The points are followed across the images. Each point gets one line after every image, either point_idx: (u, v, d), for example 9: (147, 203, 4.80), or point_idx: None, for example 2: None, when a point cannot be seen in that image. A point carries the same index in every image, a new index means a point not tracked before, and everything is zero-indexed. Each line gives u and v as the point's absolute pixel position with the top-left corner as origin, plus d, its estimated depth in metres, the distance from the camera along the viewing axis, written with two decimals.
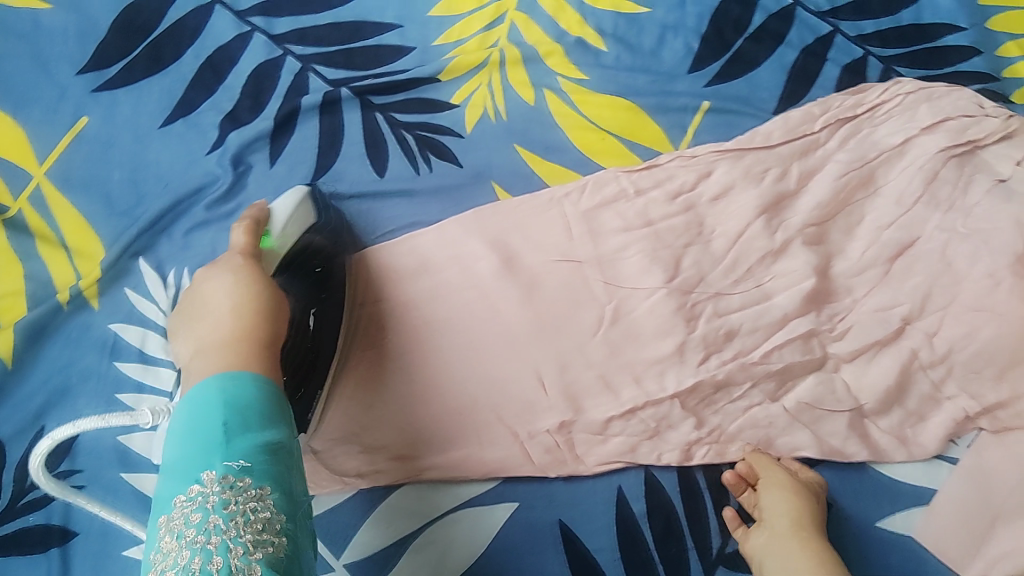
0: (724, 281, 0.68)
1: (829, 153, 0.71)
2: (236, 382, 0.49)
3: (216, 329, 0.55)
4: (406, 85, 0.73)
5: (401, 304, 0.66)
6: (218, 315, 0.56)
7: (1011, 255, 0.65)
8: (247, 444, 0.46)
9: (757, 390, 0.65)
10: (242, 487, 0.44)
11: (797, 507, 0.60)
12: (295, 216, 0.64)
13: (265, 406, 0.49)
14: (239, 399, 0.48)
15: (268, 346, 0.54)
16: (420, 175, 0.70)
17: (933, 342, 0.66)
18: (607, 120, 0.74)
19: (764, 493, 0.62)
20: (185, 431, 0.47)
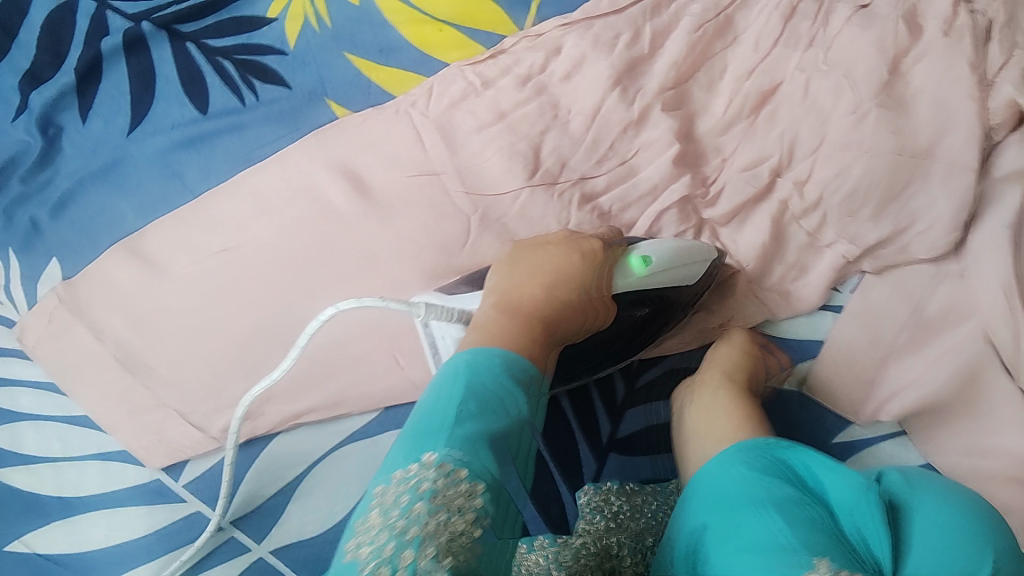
0: (587, 162, 0.64)
1: (682, 6, 0.67)
2: (478, 365, 0.49)
3: (512, 285, 0.57)
4: (214, 5, 0.67)
5: (244, 248, 0.62)
6: (539, 269, 0.58)
7: (876, 83, 0.61)
8: (471, 431, 0.44)
9: None
10: (457, 477, 0.41)
11: (740, 364, 0.61)
12: (680, 254, 0.58)
13: (497, 394, 0.48)
14: (480, 390, 0.48)
15: (546, 329, 0.56)
16: (248, 106, 0.65)
17: (804, 189, 0.63)
18: (443, 8, 0.68)
19: (716, 350, 0.63)
20: (431, 409, 0.47)
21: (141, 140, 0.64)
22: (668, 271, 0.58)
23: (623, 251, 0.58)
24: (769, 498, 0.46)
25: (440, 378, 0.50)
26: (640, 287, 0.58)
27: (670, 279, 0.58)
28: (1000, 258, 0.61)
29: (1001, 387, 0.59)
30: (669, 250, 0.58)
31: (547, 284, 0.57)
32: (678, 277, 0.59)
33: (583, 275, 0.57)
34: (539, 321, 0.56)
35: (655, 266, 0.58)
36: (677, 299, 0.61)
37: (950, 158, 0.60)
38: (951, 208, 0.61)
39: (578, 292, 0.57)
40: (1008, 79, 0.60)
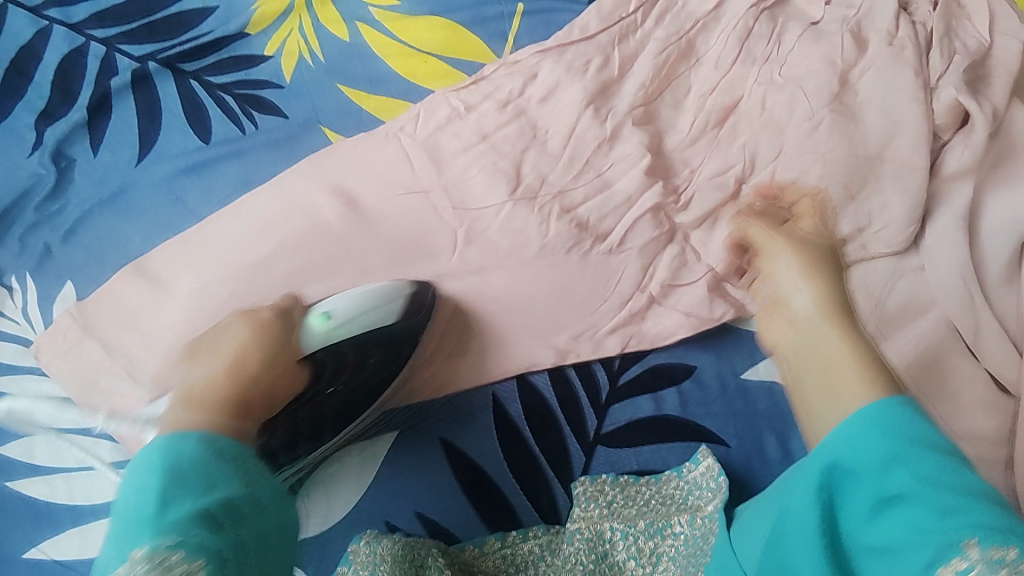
0: (566, 177, 0.68)
1: (648, 32, 0.72)
2: (178, 448, 0.49)
3: (205, 373, 0.59)
4: (216, 44, 0.72)
5: (245, 264, 0.66)
6: (219, 351, 0.61)
7: (828, 94, 0.67)
8: (172, 514, 0.44)
9: (625, 282, 0.67)
10: (167, 560, 0.41)
11: (816, 282, 0.53)
12: (360, 303, 0.64)
13: (204, 463, 0.49)
14: (206, 459, 0.49)
15: (239, 409, 0.57)
16: (247, 134, 0.70)
17: (766, 195, 0.68)
18: (427, 43, 0.74)
19: (778, 276, 0.57)
20: (129, 488, 0.47)
21: (147, 169, 0.69)
22: (351, 320, 0.64)
23: (303, 313, 0.64)
24: (975, 490, 0.37)
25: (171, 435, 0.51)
26: (331, 341, 0.63)
27: (366, 321, 0.64)
28: (954, 251, 0.66)
29: (968, 369, 0.65)
30: (352, 301, 0.64)
31: (226, 366, 0.60)
32: (375, 318, 0.64)
33: (256, 344, 0.61)
34: (232, 400, 0.57)
35: (337, 320, 0.63)
36: (381, 342, 0.64)
37: (900, 160, 0.65)
38: (905, 206, 0.66)
39: (262, 364, 0.61)
40: (949, 83, 0.65)
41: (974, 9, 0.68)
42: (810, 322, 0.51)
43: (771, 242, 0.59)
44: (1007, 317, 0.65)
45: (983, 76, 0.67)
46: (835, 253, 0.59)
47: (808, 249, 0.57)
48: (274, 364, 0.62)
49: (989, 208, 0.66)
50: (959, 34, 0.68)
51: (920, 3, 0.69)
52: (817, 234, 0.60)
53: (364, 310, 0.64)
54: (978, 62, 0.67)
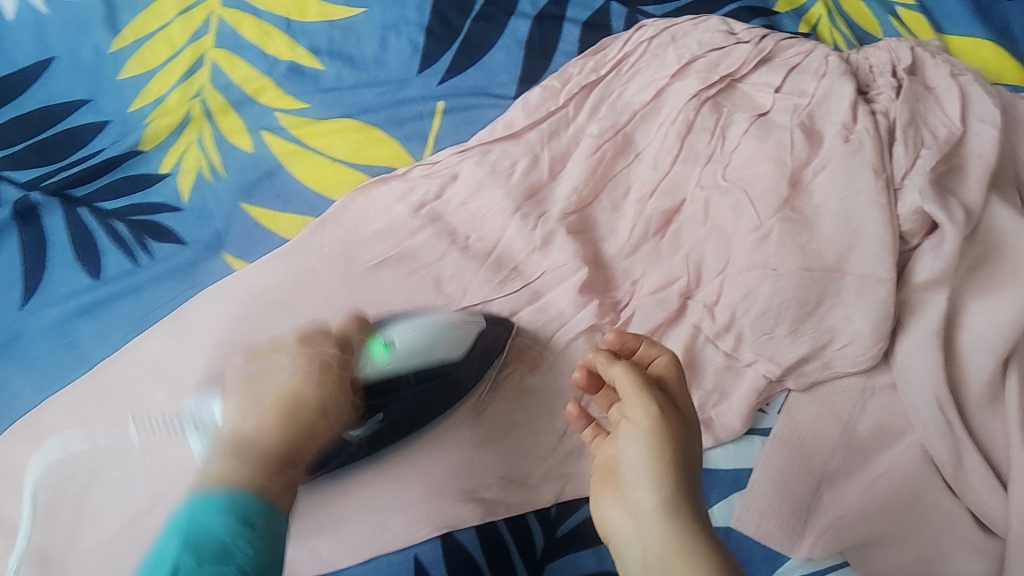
0: (487, 286, 0.63)
1: (581, 127, 0.67)
2: (205, 513, 0.45)
3: (260, 419, 0.52)
4: (109, 166, 0.67)
5: (134, 420, 0.57)
6: (269, 395, 0.54)
7: (776, 199, 0.60)
8: None
9: (560, 418, 0.60)
10: None
11: (664, 471, 0.43)
12: (430, 335, 0.59)
13: (222, 528, 0.44)
14: (226, 541, 0.44)
15: (289, 463, 0.51)
16: (140, 266, 0.64)
17: (714, 311, 0.60)
18: (340, 147, 0.68)
19: (627, 452, 0.46)
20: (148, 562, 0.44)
21: (36, 311, 0.62)
22: (416, 353, 0.58)
23: (368, 336, 0.59)
24: None
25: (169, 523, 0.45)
26: (384, 375, 0.58)
27: (434, 351, 0.59)
28: (927, 370, 0.57)
29: (946, 507, 0.56)
30: (416, 333, 0.59)
31: (282, 412, 0.53)
32: (445, 354, 0.59)
33: (321, 392, 0.54)
34: (281, 456, 0.51)
35: (400, 351, 0.58)
36: (455, 374, 0.59)
37: (862, 271, 0.58)
38: (869, 320, 0.57)
39: (319, 413, 0.54)
40: (914, 185, 0.57)
41: (944, 92, 0.61)
42: (653, 524, 0.42)
43: (628, 397, 0.47)
44: (987, 443, 0.57)
45: (955, 169, 0.59)
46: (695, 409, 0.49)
47: (677, 419, 0.46)
48: (325, 401, 0.54)
49: (968, 316, 0.58)
50: (927, 122, 0.60)
51: (883, 89, 0.62)
52: (680, 383, 0.49)
53: (438, 348, 0.59)
54: (949, 152, 0.59)
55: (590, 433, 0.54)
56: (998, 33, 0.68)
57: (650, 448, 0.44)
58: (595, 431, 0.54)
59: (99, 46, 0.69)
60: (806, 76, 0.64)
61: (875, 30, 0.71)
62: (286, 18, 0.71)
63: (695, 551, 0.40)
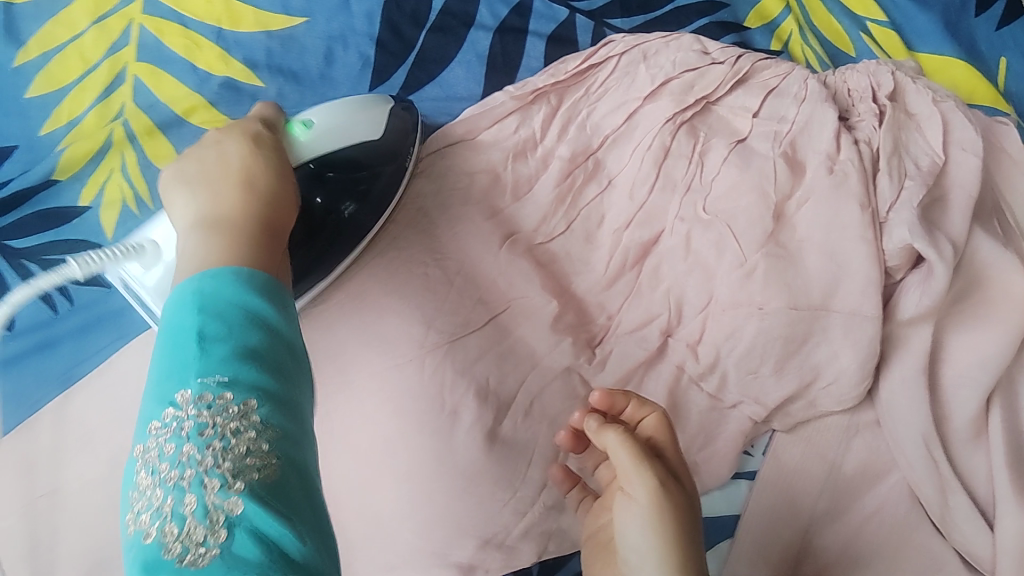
0: (452, 324, 0.57)
1: (549, 149, 0.62)
2: (213, 279, 0.39)
3: (211, 195, 0.45)
4: (17, 200, 0.59)
5: (65, 491, 0.53)
6: (222, 180, 0.46)
7: (761, 233, 0.57)
8: (224, 358, 0.36)
9: (535, 469, 0.55)
10: (224, 405, 0.35)
11: (671, 556, 0.39)
12: (347, 122, 0.56)
13: (253, 305, 0.38)
14: (252, 305, 0.38)
15: (272, 232, 0.45)
16: (60, 315, 0.56)
17: (697, 351, 0.57)
18: None
19: (625, 531, 0.41)
20: (166, 330, 0.38)
21: None
22: (338, 133, 0.55)
23: (280, 121, 0.54)
24: None
25: (196, 276, 0.39)
26: (318, 149, 0.54)
27: (350, 130, 0.56)
28: (915, 409, 0.56)
29: (933, 547, 0.55)
30: (334, 116, 0.56)
31: (249, 147, 0.48)
32: (358, 127, 0.56)
33: (269, 172, 0.47)
34: (261, 225, 0.44)
35: (318, 125, 0.55)
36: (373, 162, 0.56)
37: (848, 308, 0.56)
38: (857, 358, 0.56)
39: (276, 175, 0.47)
40: (900, 219, 0.55)
41: (927, 119, 0.59)
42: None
43: (624, 467, 0.42)
44: (974, 482, 0.56)
45: (938, 201, 0.57)
46: (692, 474, 0.45)
47: (681, 494, 0.41)
48: (277, 178, 0.47)
49: (951, 351, 0.57)
50: (909, 151, 0.58)
51: (864, 116, 0.59)
52: (675, 447, 0.44)
53: (361, 126, 0.56)
54: (933, 183, 0.57)
55: (577, 496, 0.53)
56: (967, 52, 0.67)
57: (657, 534, 0.39)
58: (582, 493, 0.53)
59: None
60: (786, 100, 0.61)
61: (848, 49, 0.68)
62: (216, 27, 0.64)
63: None
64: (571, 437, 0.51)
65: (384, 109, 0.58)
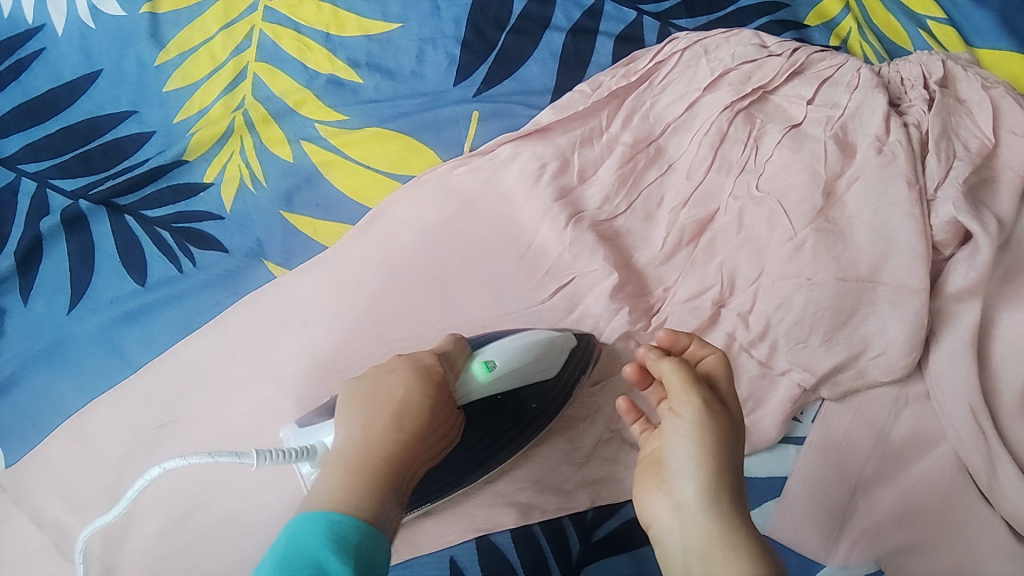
0: (526, 288, 0.64)
1: (614, 136, 0.68)
2: (307, 530, 0.41)
3: (368, 421, 0.49)
4: (154, 175, 0.69)
5: (182, 422, 0.60)
6: (377, 416, 0.50)
7: (810, 210, 0.61)
8: None
9: (593, 424, 0.60)
10: None
11: (706, 462, 0.44)
12: (529, 357, 0.56)
13: (330, 569, 0.39)
14: (329, 567, 0.39)
15: (394, 478, 0.47)
16: (185, 273, 0.66)
17: (748, 320, 0.61)
18: (377, 158, 0.70)
19: (671, 445, 0.46)
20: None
21: (82, 318, 0.64)
22: (516, 375, 0.56)
23: (463, 355, 0.56)
24: None
25: (302, 519, 0.42)
26: (489, 393, 0.55)
27: (529, 374, 0.56)
28: (961, 381, 0.58)
29: (981, 516, 0.56)
30: (515, 352, 0.56)
31: (411, 383, 0.51)
32: (538, 371, 0.57)
33: (414, 417, 0.50)
34: (386, 471, 0.47)
35: (499, 366, 0.55)
36: (533, 395, 0.57)
37: (896, 281, 0.58)
38: (903, 330, 0.58)
39: (425, 420, 0.50)
40: (947, 197, 0.59)
41: (976, 104, 0.62)
42: (697, 517, 0.43)
43: (675, 390, 0.48)
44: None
45: (987, 181, 0.60)
46: (743, 408, 0.49)
47: (722, 414, 0.46)
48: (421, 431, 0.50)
49: (1002, 326, 0.58)
50: (958, 134, 0.61)
51: (915, 102, 0.63)
52: (728, 381, 0.49)
53: (535, 371, 0.56)
54: (981, 164, 0.60)
55: (640, 427, 0.53)
56: None
57: (695, 444, 0.45)
58: (645, 426, 0.53)
59: (142, 58, 0.71)
60: (839, 89, 0.66)
61: (905, 44, 0.72)
62: (325, 32, 0.72)
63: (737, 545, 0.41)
64: (637, 371, 0.52)
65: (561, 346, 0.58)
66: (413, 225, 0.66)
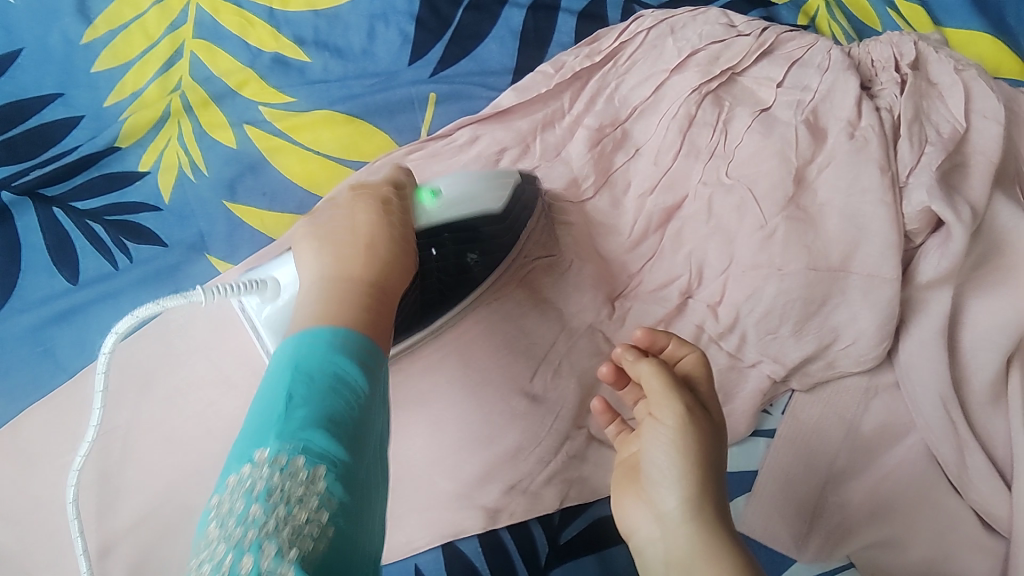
0: None
1: (577, 118, 0.65)
2: (311, 341, 0.40)
3: (336, 251, 0.47)
4: (84, 163, 0.64)
5: (125, 428, 0.56)
6: (345, 240, 0.48)
7: (782, 197, 0.59)
8: (309, 417, 0.36)
9: (560, 423, 0.57)
10: (297, 468, 0.34)
11: (690, 473, 0.42)
12: (471, 188, 0.56)
13: (347, 371, 0.39)
14: (346, 369, 0.39)
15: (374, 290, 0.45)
16: (121, 269, 0.61)
17: (717, 312, 0.59)
18: (328, 144, 0.66)
19: (653, 452, 0.44)
20: (262, 395, 0.38)
21: (8, 319, 0.59)
22: (462, 204, 0.55)
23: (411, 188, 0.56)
24: None
25: (294, 337, 0.41)
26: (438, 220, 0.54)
27: (472, 204, 0.55)
28: (932, 370, 0.56)
29: (951, 507, 0.56)
30: (462, 186, 0.56)
31: (375, 209, 0.50)
32: (482, 204, 0.56)
33: (379, 229, 0.49)
34: (368, 286, 0.45)
35: (446, 198, 0.55)
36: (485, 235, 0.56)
37: (867, 271, 0.57)
38: (874, 321, 0.57)
39: (399, 246, 0.49)
40: (920, 183, 0.57)
41: (948, 87, 0.61)
42: (681, 530, 0.42)
43: (656, 394, 0.45)
44: (994, 445, 0.56)
45: (959, 166, 0.58)
46: (722, 412, 0.48)
47: (706, 419, 0.44)
48: (393, 242, 0.49)
49: (972, 315, 0.57)
50: (930, 118, 0.60)
51: (886, 85, 0.62)
52: (708, 384, 0.47)
53: (482, 196, 0.56)
54: (953, 149, 0.58)
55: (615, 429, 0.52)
56: (996, 26, 0.67)
57: (679, 454, 0.43)
58: (620, 427, 0.52)
59: (68, 34, 0.65)
60: (809, 70, 0.63)
61: (873, 22, 0.70)
62: (268, 7, 0.68)
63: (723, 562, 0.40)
64: (613, 372, 0.51)
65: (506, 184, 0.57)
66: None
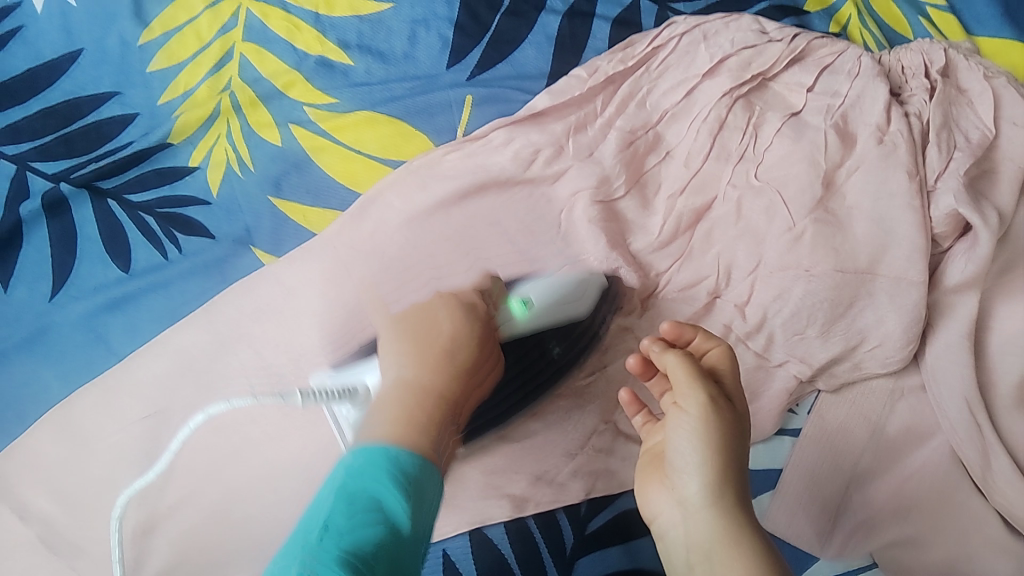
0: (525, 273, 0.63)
1: (609, 120, 0.67)
2: (356, 465, 0.44)
3: (419, 354, 0.54)
4: (138, 158, 0.67)
5: (170, 411, 0.59)
6: (430, 338, 0.55)
7: (810, 200, 0.60)
8: (333, 549, 0.38)
9: (589, 414, 0.59)
10: None
11: (712, 461, 0.43)
12: (562, 292, 0.59)
13: (383, 500, 0.41)
14: (386, 500, 0.41)
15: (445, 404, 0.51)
16: (171, 260, 0.64)
17: (744, 312, 0.60)
18: (368, 143, 0.68)
19: (676, 440, 0.45)
20: (308, 518, 0.42)
21: (64, 306, 0.63)
22: (551, 312, 0.58)
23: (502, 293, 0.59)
24: None
25: (353, 454, 0.45)
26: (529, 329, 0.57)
27: (563, 311, 0.58)
28: (956, 372, 0.57)
29: (974, 508, 0.56)
30: (549, 288, 0.59)
31: (458, 317, 0.56)
32: (571, 311, 0.59)
33: (467, 335, 0.55)
34: (440, 398, 0.51)
35: (536, 304, 0.58)
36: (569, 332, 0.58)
37: (894, 274, 0.58)
38: (900, 323, 0.57)
39: (475, 350, 0.55)
40: (948, 189, 0.58)
41: (978, 94, 0.62)
42: (700, 514, 0.43)
43: (680, 384, 0.47)
44: None
45: (988, 172, 0.60)
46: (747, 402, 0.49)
47: (728, 408, 0.45)
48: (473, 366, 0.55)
49: (998, 319, 0.58)
50: (959, 125, 0.61)
51: (916, 91, 0.63)
52: (733, 374, 0.49)
53: (569, 303, 0.58)
54: (982, 156, 0.60)
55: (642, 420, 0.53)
56: None
57: (701, 441, 0.44)
58: (648, 418, 0.53)
59: (125, 37, 0.68)
60: (839, 77, 0.65)
61: (905, 31, 0.71)
62: (314, 12, 0.71)
63: (742, 546, 0.42)
64: (641, 364, 0.52)
65: (593, 288, 0.60)
66: (405, 214, 0.64)
